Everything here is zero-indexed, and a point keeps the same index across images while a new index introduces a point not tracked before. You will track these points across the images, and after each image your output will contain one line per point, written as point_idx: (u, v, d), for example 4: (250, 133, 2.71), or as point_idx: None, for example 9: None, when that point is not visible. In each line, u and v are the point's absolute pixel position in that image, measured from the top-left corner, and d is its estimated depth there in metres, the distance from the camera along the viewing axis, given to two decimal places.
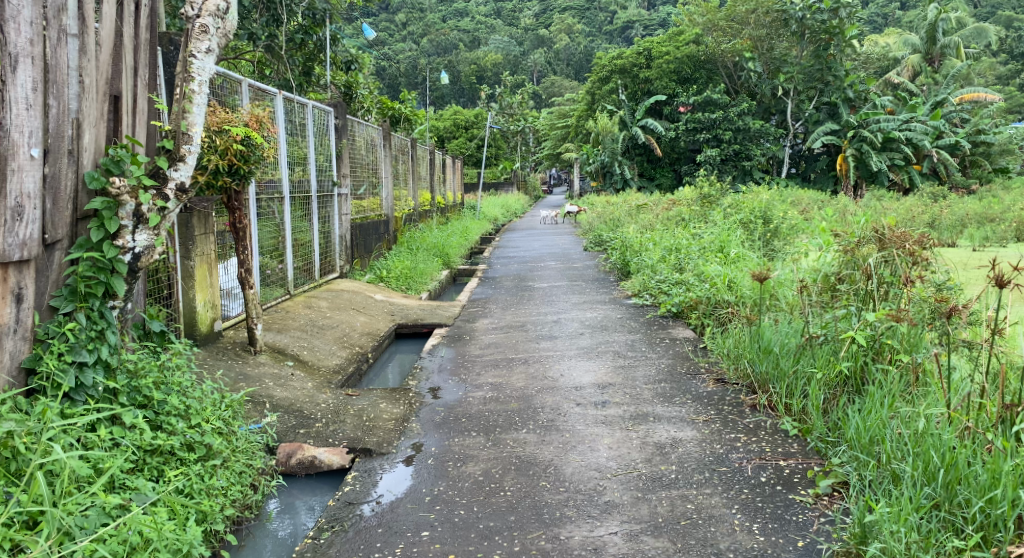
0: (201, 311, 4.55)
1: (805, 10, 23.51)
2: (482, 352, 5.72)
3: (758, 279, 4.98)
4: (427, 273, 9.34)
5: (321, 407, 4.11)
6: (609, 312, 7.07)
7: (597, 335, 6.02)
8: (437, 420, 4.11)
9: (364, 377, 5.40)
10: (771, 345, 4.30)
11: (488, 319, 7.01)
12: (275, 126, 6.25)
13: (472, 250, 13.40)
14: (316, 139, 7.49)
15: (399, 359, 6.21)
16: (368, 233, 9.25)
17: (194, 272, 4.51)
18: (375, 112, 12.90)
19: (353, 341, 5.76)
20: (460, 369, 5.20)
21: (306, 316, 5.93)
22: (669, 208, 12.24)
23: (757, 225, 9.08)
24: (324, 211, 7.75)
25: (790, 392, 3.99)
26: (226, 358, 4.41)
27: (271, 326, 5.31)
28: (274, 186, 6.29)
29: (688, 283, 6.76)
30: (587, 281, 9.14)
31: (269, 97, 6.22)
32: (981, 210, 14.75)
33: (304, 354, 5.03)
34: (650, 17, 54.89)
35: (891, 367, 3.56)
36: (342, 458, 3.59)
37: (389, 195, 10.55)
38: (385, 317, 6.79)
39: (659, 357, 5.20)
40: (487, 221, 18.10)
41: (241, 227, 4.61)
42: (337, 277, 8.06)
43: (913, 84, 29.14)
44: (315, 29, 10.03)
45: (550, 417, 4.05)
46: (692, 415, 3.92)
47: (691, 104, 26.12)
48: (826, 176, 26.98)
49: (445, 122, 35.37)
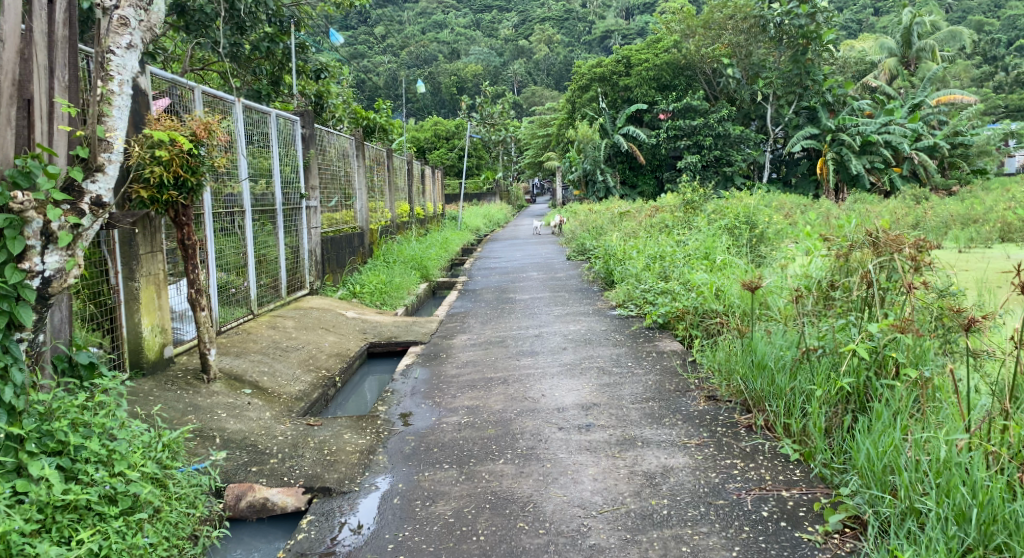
0: (148, 336, 4.21)
1: (784, 15, 23.81)
2: (459, 371, 5.39)
3: (747, 288, 4.68)
4: (405, 287, 8.99)
5: (278, 440, 3.77)
6: (593, 323, 6.77)
7: (580, 350, 5.71)
8: (406, 451, 3.77)
9: (330, 404, 5.03)
10: (765, 360, 3.97)
11: (466, 334, 6.67)
12: (233, 135, 5.92)
13: (452, 261, 13.04)
14: (281, 150, 7.15)
15: (371, 382, 5.88)
16: (340, 247, 8.88)
17: (140, 294, 4.17)
18: (348, 122, 12.61)
19: (320, 363, 5.41)
20: (434, 392, 4.85)
21: (269, 337, 5.57)
22: (652, 215, 12.04)
23: (743, 231, 8.89)
24: (292, 225, 7.41)
25: (788, 411, 3.66)
26: (173, 389, 4.06)
27: (228, 350, 4.94)
28: (235, 199, 5.96)
29: (675, 292, 6.49)
30: (570, 292, 8.83)
31: (225, 104, 5.90)
32: (966, 211, 14.69)
33: (264, 380, 4.67)
34: (628, 27, 55.27)
35: (898, 383, 3.28)
36: (298, 499, 3.24)
37: (364, 207, 10.21)
38: (357, 336, 6.44)
39: (645, 373, 4.88)
40: (468, 232, 17.77)
41: (189, 243, 4.24)
42: (307, 294, 7.70)
43: (890, 88, 29.40)
44: (281, 38, 9.65)
45: (530, 444, 3.72)
46: (683, 438, 3.61)
47: (671, 111, 26.01)
48: (807, 180, 26.99)
49: (426, 133, 35.13)
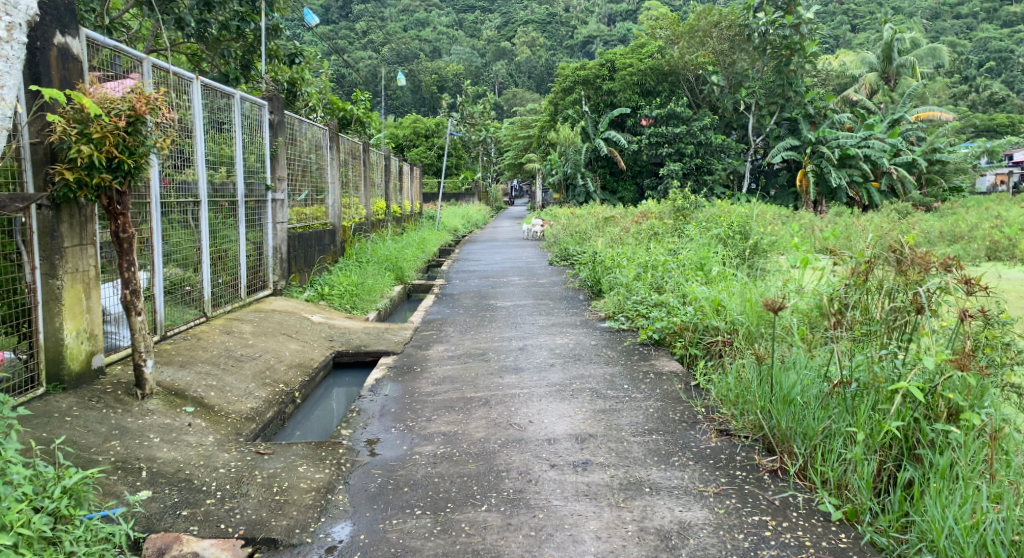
0: (71, 344, 3.58)
1: (768, 25, 23.32)
2: (435, 389, 4.80)
3: (768, 308, 4.10)
4: (378, 289, 8.36)
5: (218, 474, 3.16)
6: (581, 337, 6.21)
7: (569, 367, 5.16)
8: (371, 489, 3.20)
9: (288, 423, 4.47)
10: (791, 393, 3.43)
11: (443, 345, 6.10)
12: (187, 114, 5.29)
13: (428, 262, 12.46)
14: (244, 138, 6.52)
15: (334, 397, 5.27)
16: (309, 244, 8.25)
17: (61, 294, 3.54)
18: (323, 112, 11.97)
19: (278, 377, 4.78)
20: (406, 414, 4.28)
21: (221, 344, 4.96)
22: (639, 221, 11.57)
23: (736, 241, 8.45)
24: (254, 218, 6.78)
25: (820, 454, 3.16)
26: (98, 407, 3.44)
27: (172, 360, 4.32)
28: (188, 187, 5.34)
29: (670, 306, 5.99)
30: (555, 300, 8.29)
31: (182, 81, 5.29)
32: (951, 228, 14.50)
33: (210, 396, 4.06)
34: (611, 34, 55.07)
35: (957, 431, 2.82)
36: (234, 554, 2.64)
37: (336, 203, 9.58)
38: (322, 343, 5.83)
39: (644, 399, 4.34)
40: (446, 233, 17.17)
41: (124, 237, 3.59)
42: (269, 294, 7.05)
43: (871, 102, 29.42)
44: (253, 17, 9.03)
45: (517, 487, 3.15)
46: (697, 484, 3.10)
47: (653, 117, 25.69)
48: (787, 192, 26.86)
49: (405, 131, 34.42)
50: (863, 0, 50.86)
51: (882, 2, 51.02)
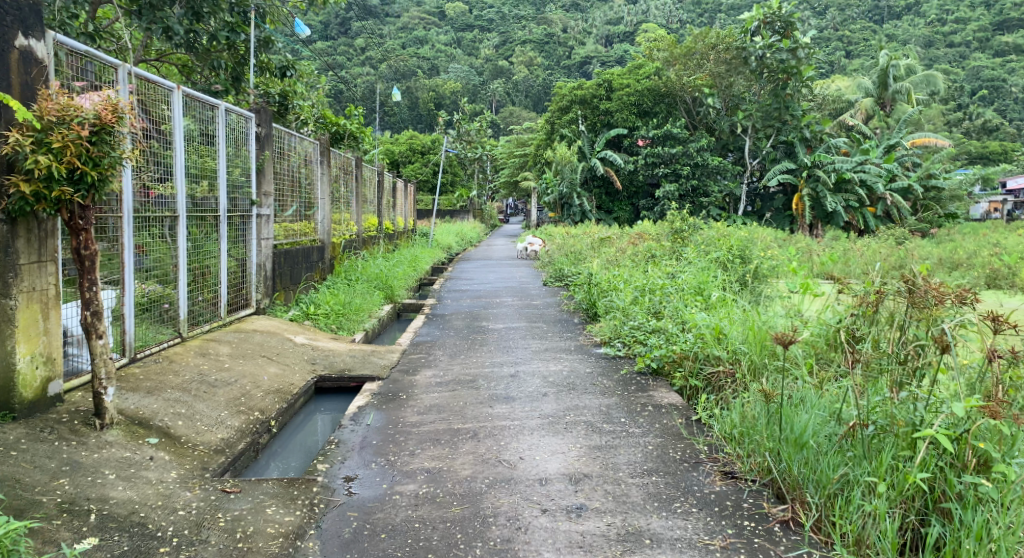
0: (23, 370, 3.31)
1: (765, 48, 23.35)
2: (421, 419, 4.53)
3: (776, 341, 3.85)
4: (366, 309, 8.08)
5: (176, 518, 2.90)
6: (576, 364, 5.94)
7: (563, 397, 4.90)
8: (344, 536, 2.95)
9: (262, 456, 4.17)
10: (803, 436, 3.19)
11: (431, 370, 5.82)
12: (165, 124, 5.05)
13: (420, 280, 12.19)
14: (229, 151, 6.28)
15: (314, 425, 5.00)
16: (296, 261, 7.97)
17: (14, 316, 3.28)
18: (316, 126, 11.74)
19: (254, 404, 4.51)
20: (388, 447, 4.02)
21: (195, 367, 4.68)
22: (636, 242, 11.36)
23: (735, 265, 8.24)
24: (238, 234, 6.52)
25: (836, 505, 2.91)
26: (49, 440, 3.18)
27: (138, 385, 4.04)
28: (166, 201, 5.08)
29: (669, 334, 5.74)
30: (549, 323, 8.03)
31: (162, 91, 5.04)
32: (950, 255, 14.32)
33: (177, 427, 3.78)
34: (608, 55, 55.39)
35: (990, 484, 2.60)
36: None
37: (325, 219, 9.32)
38: (304, 367, 5.55)
39: (642, 434, 4.08)
40: (439, 250, 16.92)
41: (85, 254, 3.32)
42: (252, 313, 6.76)
43: (867, 127, 29.43)
44: (243, 28, 8.81)
45: (505, 535, 2.91)
46: (702, 537, 2.86)
47: (650, 137, 25.60)
48: (782, 216, 26.71)
49: (401, 147, 34.29)
50: (858, 26, 51.28)
51: (876, 29, 51.51)
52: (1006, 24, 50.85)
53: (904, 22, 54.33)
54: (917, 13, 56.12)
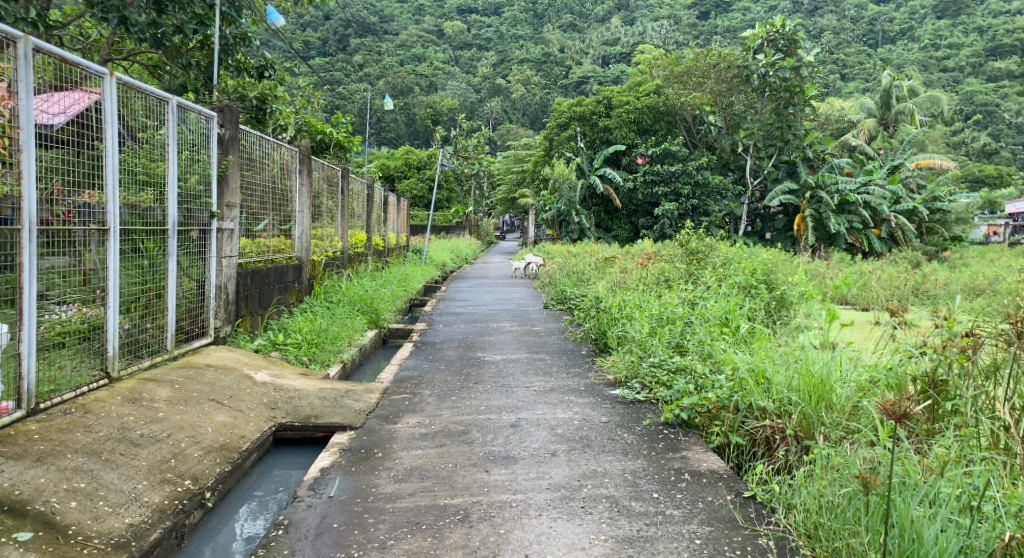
0: None
1: (768, 66, 22.44)
2: (397, 489, 3.57)
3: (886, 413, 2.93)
4: (346, 337, 7.10)
5: None
6: (589, 411, 4.97)
7: (577, 458, 3.95)
8: None
9: (190, 541, 3.23)
10: None
11: (415, 416, 4.85)
12: (92, 113, 4.13)
13: (410, 302, 11.25)
14: (183, 154, 5.35)
15: (264, 490, 4.01)
16: (267, 282, 7.01)
17: None
18: (300, 135, 10.84)
19: (188, 465, 3.55)
20: (349, 534, 3.07)
21: (120, 419, 3.74)
22: (643, 263, 10.42)
23: (762, 291, 7.30)
24: (192, 250, 5.56)
25: None
26: None
27: (25, 451, 3.11)
28: (92, 210, 4.13)
29: (698, 377, 4.78)
30: (552, 355, 7.07)
31: (88, 75, 4.12)
32: (972, 280, 13.36)
33: (67, 512, 2.86)
34: (604, 74, 54.76)
35: None
36: None
37: (303, 234, 8.34)
38: (261, 414, 4.56)
39: (685, 520, 3.15)
40: (432, 268, 15.99)
41: None
42: (209, 343, 5.79)
43: (870, 148, 28.68)
44: (212, 20, 7.85)
45: None
46: None
47: (649, 155, 24.82)
48: (784, 236, 25.87)
49: (397, 162, 33.50)
50: (853, 50, 50.86)
51: (871, 53, 51.14)
52: (999, 49, 50.14)
53: (898, 46, 54.09)
54: (911, 38, 55.81)
